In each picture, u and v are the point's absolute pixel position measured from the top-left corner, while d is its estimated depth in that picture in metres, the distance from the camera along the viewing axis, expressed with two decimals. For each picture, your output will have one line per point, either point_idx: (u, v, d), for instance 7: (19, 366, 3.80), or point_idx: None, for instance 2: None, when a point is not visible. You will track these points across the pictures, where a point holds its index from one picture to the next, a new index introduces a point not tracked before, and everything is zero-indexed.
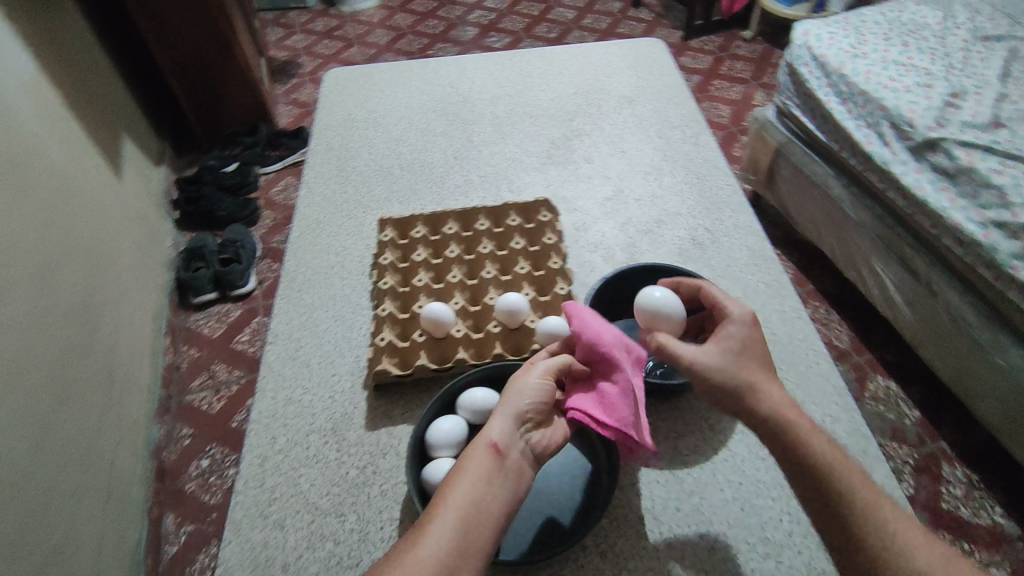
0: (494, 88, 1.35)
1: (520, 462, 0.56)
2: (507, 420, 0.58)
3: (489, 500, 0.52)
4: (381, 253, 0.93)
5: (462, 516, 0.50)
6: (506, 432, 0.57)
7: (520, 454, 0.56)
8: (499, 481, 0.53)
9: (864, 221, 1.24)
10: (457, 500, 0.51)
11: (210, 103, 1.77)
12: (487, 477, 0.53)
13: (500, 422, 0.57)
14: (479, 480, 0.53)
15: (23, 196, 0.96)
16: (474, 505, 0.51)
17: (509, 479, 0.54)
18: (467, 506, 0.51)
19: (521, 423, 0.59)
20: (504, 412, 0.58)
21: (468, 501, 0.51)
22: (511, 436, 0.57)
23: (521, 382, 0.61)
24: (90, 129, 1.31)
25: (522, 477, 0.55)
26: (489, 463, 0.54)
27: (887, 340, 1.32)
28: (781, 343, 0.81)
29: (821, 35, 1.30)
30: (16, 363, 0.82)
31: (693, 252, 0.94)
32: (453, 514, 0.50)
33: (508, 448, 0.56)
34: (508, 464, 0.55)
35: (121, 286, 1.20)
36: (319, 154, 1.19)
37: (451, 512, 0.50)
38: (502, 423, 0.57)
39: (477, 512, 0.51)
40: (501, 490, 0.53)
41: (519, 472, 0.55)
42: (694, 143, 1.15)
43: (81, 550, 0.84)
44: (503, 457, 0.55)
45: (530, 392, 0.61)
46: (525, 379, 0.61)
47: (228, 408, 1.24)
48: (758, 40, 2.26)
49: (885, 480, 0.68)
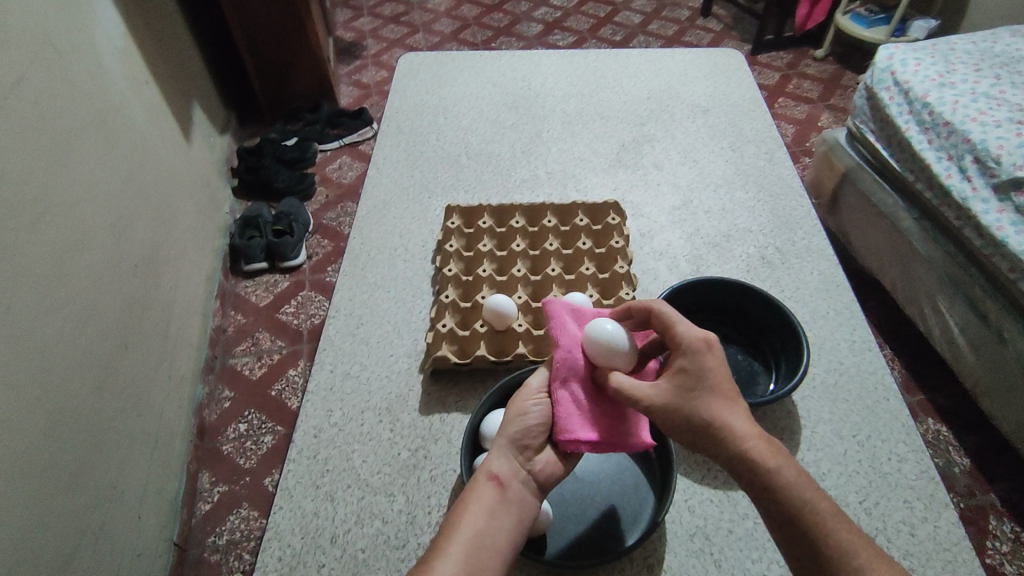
0: (566, 85, 1.34)
1: (523, 491, 0.54)
2: (507, 449, 0.56)
3: (495, 533, 0.50)
4: (447, 240, 0.94)
5: (469, 548, 0.48)
6: (508, 462, 0.55)
7: (523, 483, 0.55)
8: (504, 513, 0.52)
9: (934, 257, 1.19)
10: (463, 532, 0.49)
11: (280, 77, 1.80)
12: (492, 509, 0.52)
13: (500, 451, 0.56)
14: (482, 512, 0.51)
15: (105, 149, 0.99)
16: (479, 537, 0.49)
17: (512, 510, 0.53)
18: (472, 539, 0.49)
19: (522, 451, 0.57)
20: (505, 440, 0.57)
21: (472, 533, 0.49)
22: (513, 465, 0.55)
23: (517, 411, 0.58)
24: (167, 91, 1.34)
25: (527, 506, 0.54)
26: (493, 494, 0.53)
27: (942, 382, 1.27)
28: (849, 374, 0.80)
29: (906, 60, 1.24)
30: (86, 309, 0.85)
31: (762, 271, 0.93)
32: (460, 546, 0.48)
33: (511, 479, 0.54)
34: (512, 494, 0.53)
35: (182, 245, 1.22)
36: (389, 136, 1.20)
37: (458, 545, 0.48)
38: (503, 453, 0.56)
39: (483, 544, 0.49)
40: (505, 521, 0.52)
41: (523, 502, 0.54)
42: (768, 159, 1.12)
43: (127, 497, 0.87)
44: (506, 488, 0.53)
45: (527, 421, 0.58)
46: (521, 405, 0.59)
47: (268, 375, 1.26)
48: (829, 60, 2.20)
49: (951, 527, 0.65)
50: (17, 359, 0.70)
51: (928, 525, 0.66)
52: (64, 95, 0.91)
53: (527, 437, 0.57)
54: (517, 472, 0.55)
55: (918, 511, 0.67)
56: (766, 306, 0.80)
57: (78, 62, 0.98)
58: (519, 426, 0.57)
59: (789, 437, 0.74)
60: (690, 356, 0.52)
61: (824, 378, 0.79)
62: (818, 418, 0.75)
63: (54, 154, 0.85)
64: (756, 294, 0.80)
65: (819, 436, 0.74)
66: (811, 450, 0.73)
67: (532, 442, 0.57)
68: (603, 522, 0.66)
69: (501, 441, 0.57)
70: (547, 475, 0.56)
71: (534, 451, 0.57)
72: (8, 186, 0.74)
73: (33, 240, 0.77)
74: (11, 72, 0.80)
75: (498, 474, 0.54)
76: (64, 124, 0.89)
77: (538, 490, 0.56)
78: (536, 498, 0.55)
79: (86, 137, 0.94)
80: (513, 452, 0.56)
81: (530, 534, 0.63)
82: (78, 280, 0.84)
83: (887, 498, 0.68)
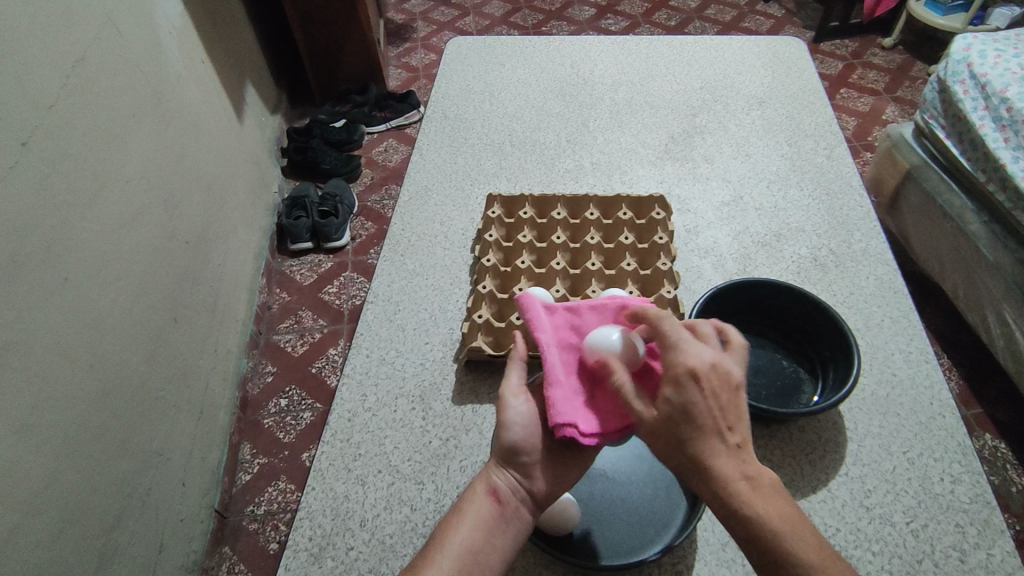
0: (616, 73, 1.30)
1: (522, 508, 0.54)
2: (504, 463, 0.55)
3: (488, 549, 0.51)
4: (486, 229, 0.94)
5: (459, 563, 0.49)
6: (505, 477, 0.54)
7: (524, 497, 0.54)
8: (501, 530, 0.52)
9: (1002, 264, 1.11)
10: (455, 546, 0.50)
11: (331, 59, 1.82)
12: (488, 525, 0.51)
13: (500, 464, 0.55)
14: (478, 528, 0.51)
15: (160, 128, 1.02)
16: (471, 553, 0.50)
17: (507, 528, 0.52)
18: (464, 554, 0.50)
19: (518, 466, 0.54)
20: (501, 452, 0.55)
21: (465, 548, 0.50)
22: (512, 480, 0.54)
23: (506, 425, 0.55)
24: (221, 73, 1.37)
25: (524, 522, 0.53)
26: (490, 509, 0.52)
27: (1002, 397, 1.19)
28: (902, 386, 0.76)
29: (986, 51, 1.15)
30: (140, 281, 0.88)
31: (813, 273, 0.89)
32: (451, 559, 0.49)
33: (509, 495, 0.53)
34: (510, 510, 0.53)
35: (231, 222, 1.26)
36: (435, 121, 1.20)
37: (448, 560, 0.49)
38: (503, 465, 0.55)
39: (475, 561, 0.50)
40: (500, 540, 0.52)
41: (521, 519, 0.53)
42: (827, 156, 1.07)
43: (172, 465, 0.90)
44: (504, 505, 0.53)
45: (520, 434, 0.55)
46: (514, 415, 0.56)
47: (310, 353, 1.29)
48: (898, 49, 2.07)
49: (1005, 556, 0.62)
50: (73, 328, 0.73)
51: (981, 553, 0.62)
52: (123, 73, 0.93)
53: (525, 451, 0.55)
54: (516, 487, 0.54)
55: (970, 537, 0.63)
56: (815, 310, 0.76)
57: (138, 43, 1.00)
58: (516, 439, 0.54)
59: (833, 449, 0.71)
60: (676, 387, 0.49)
61: (875, 389, 0.76)
62: (866, 432, 0.72)
63: (112, 132, 0.88)
64: (803, 297, 0.77)
65: (867, 450, 0.70)
66: (855, 464, 0.69)
67: (530, 457, 0.55)
68: (627, 521, 0.66)
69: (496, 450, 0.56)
70: (550, 488, 0.55)
71: (535, 463, 0.55)
72: (70, 161, 0.77)
73: (92, 214, 0.80)
74: (75, 51, 0.83)
75: (498, 488, 0.54)
76: (123, 102, 0.92)
77: (539, 505, 0.55)
78: (536, 511, 0.54)
79: (143, 115, 0.97)
80: (513, 466, 0.54)
81: (547, 527, 0.63)
82: (133, 252, 0.87)
83: (937, 520, 0.64)
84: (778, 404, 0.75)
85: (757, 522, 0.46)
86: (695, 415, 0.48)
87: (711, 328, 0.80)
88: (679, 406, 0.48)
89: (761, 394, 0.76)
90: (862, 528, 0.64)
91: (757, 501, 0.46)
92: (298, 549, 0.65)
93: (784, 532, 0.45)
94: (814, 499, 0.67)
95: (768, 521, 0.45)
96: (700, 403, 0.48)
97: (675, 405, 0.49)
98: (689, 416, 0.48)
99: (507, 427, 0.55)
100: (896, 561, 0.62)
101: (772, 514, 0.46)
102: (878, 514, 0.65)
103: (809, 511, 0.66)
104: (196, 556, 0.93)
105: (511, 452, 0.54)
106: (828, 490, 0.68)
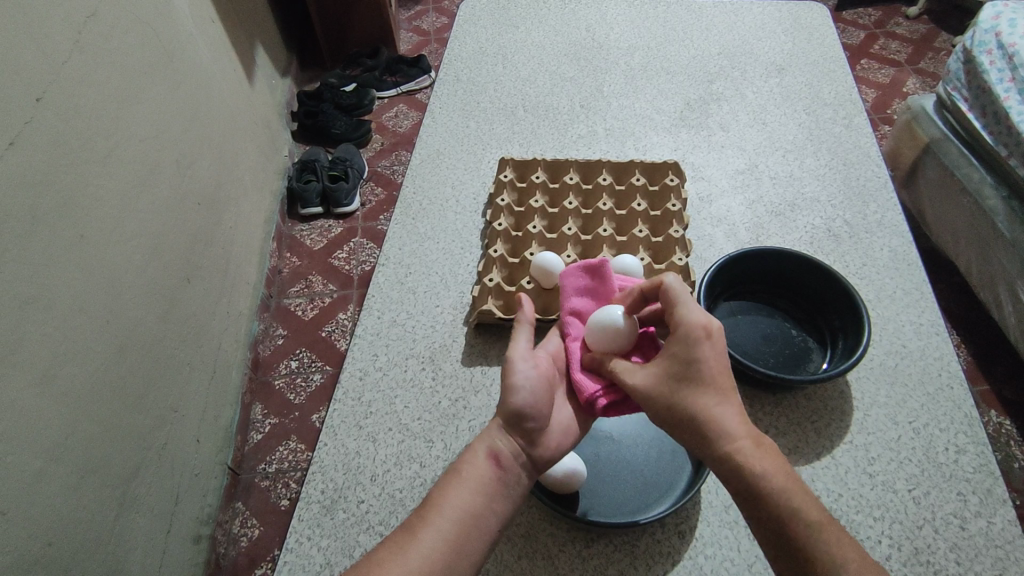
0: (632, 37, 1.28)
1: (520, 475, 0.54)
2: (508, 427, 0.55)
3: (485, 515, 0.51)
4: (499, 193, 0.94)
5: (455, 529, 0.49)
6: (510, 442, 0.54)
7: (525, 463, 0.54)
8: (500, 495, 0.52)
9: (1018, 239, 1.09)
10: (453, 512, 0.50)
11: (342, 21, 1.79)
12: (488, 490, 0.52)
13: (505, 426, 0.55)
14: (477, 493, 0.51)
15: (171, 87, 1.01)
16: (470, 519, 0.50)
17: (506, 493, 0.53)
18: (461, 518, 0.50)
19: (522, 433, 0.55)
20: (508, 416, 0.55)
21: (462, 513, 0.50)
22: (516, 446, 0.54)
23: (511, 388, 0.56)
24: (232, 32, 1.35)
25: (523, 487, 0.54)
26: (489, 474, 0.53)
27: (1010, 375, 1.19)
28: (911, 357, 0.76)
29: (1016, 20, 1.12)
30: (152, 241, 0.89)
31: (826, 243, 0.88)
32: (447, 525, 0.49)
33: (510, 460, 0.54)
34: (509, 477, 0.53)
35: (242, 184, 1.25)
36: (448, 85, 1.18)
37: (446, 524, 0.49)
38: (506, 430, 0.55)
39: (472, 526, 0.50)
40: (498, 505, 0.52)
41: (519, 485, 0.54)
42: (846, 125, 1.05)
43: (186, 422, 0.92)
44: (505, 471, 0.53)
45: (525, 399, 0.55)
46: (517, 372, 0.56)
47: (319, 317, 1.30)
48: (923, 18, 2.00)
49: (1006, 524, 0.62)
50: (89, 286, 0.74)
51: (982, 521, 0.63)
52: (134, 30, 0.92)
53: (531, 415, 0.55)
54: (519, 453, 0.54)
55: (972, 505, 0.64)
56: (827, 280, 0.76)
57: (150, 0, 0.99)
58: (520, 406, 0.55)
59: (838, 418, 0.71)
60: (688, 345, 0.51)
61: (885, 359, 0.76)
62: (872, 401, 0.72)
63: (124, 89, 0.87)
64: (817, 266, 0.76)
65: (873, 420, 0.71)
66: (861, 432, 0.70)
67: (537, 423, 0.55)
68: (635, 481, 0.67)
69: (499, 415, 0.56)
70: (550, 454, 0.56)
71: (540, 429, 0.56)
72: (81, 118, 0.77)
73: (103, 171, 0.80)
74: (86, 5, 0.82)
75: (500, 453, 0.54)
76: (134, 59, 0.91)
77: (537, 468, 0.55)
78: (535, 476, 0.55)
79: (155, 74, 0.97)
80: (519, 430, 0.55)
81: (552, 486, 0.64)
82: (145, 212, 0.88)
83: (940, 489, 0.65)
84: (786, 372, 0.75)
85: (764, 479, 0.46)
86: (704, 370, 0.50)
87: (719, 294, 0.80)
88: (691, 363, 0.51)
89: (770, 361, 0.76)
90: (866, 494, 0.65)
91: (766, 461, 0.47)
92: (311, 502, 0.67)
93: (788, 493, 0.45)
94: (818, 466, 0.68)
95: (772, 483, 0.46)
96: (711, 358, 0.51)
97: (687, 362, 0.51)
98: (699, 370, 0.51)
99: (516, 391, 0.56)
100: (898, 527, 0.63)
101: (777, 474, 0.46)
102: (882, 481, 0.65)
103: (813, 476, 0.67)
104: (209, 511, 0.95)
105: (517, 418, 0.55)
106: (833, 457, 0.68)
